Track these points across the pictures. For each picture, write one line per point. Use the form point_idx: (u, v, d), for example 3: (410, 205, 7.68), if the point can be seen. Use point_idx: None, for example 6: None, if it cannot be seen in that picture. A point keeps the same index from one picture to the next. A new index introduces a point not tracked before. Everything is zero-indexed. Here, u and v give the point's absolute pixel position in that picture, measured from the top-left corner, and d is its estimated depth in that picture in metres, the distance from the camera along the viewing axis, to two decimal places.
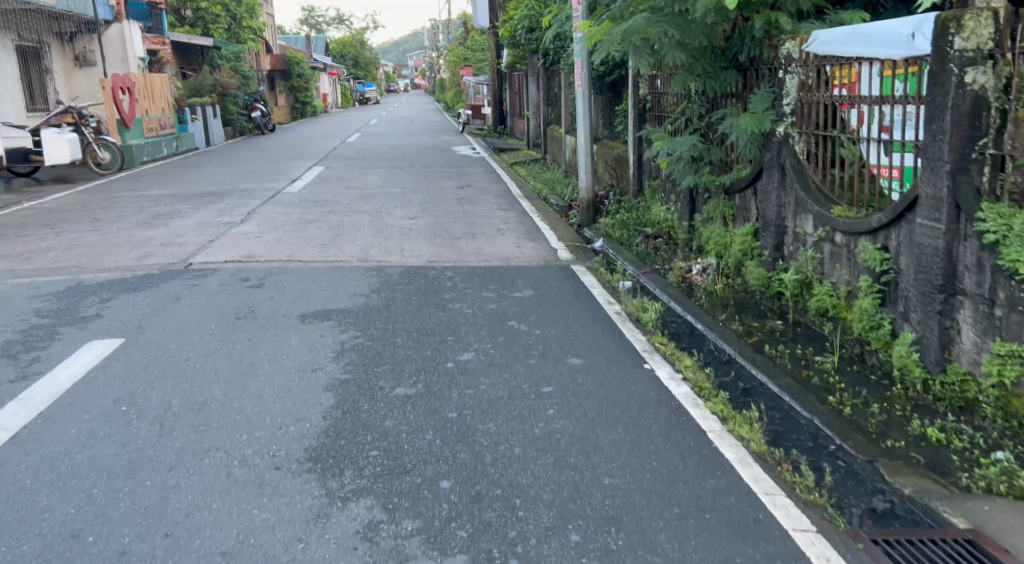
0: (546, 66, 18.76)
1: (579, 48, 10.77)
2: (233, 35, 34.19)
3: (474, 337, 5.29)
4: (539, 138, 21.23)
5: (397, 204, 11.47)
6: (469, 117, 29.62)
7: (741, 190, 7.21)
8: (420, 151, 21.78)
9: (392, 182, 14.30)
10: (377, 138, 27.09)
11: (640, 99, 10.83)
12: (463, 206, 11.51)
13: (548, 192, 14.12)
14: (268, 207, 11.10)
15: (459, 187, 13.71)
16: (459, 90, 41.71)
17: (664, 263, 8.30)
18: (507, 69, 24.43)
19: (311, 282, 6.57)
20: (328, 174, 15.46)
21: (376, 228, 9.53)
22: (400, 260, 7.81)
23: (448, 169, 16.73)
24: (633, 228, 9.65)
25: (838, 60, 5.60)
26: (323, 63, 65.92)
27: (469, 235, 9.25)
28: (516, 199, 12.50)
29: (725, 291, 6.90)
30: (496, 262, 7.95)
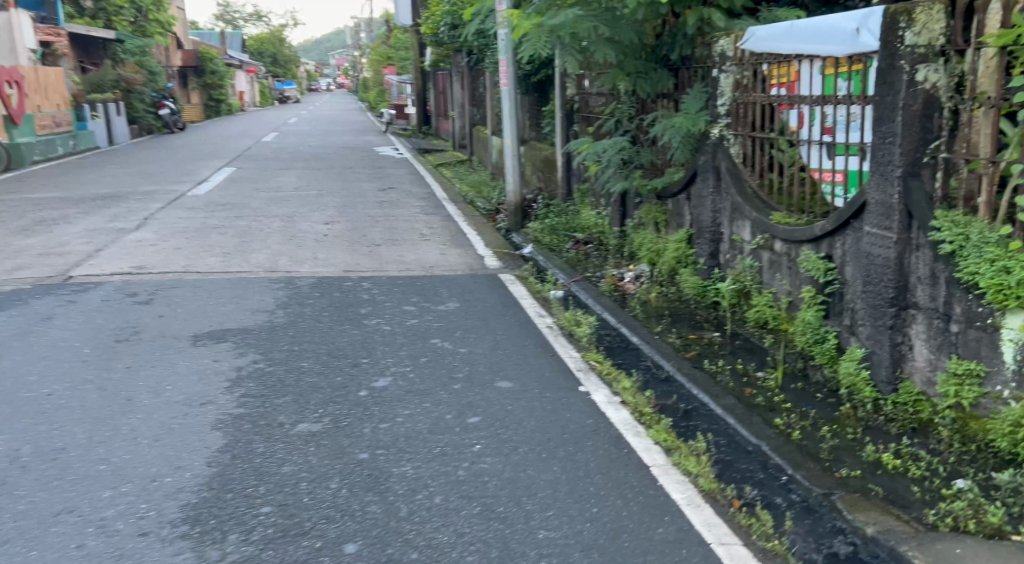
0: (470, 65, 18.35)
1: (503, 45, 10.36)
2: (138, 27, 33.41)
3: (388, 357, 4.89)
4: (464, 139, 20.81)
5: (312, 208, 10.95)
6: (392, 117, 28.99)
7: (674, 195, 6.90)
8: (340, 151, 21.13)
9: (308, 184, 13.72)
10: (295, 138, 26.29)
11: (568, 99, 10.48)
12: (382, 209, 11.07)
13: (474, 194, 13.72)
14: (171, 212, 10.46)
15: (379, 189, 13.20)
16: (383, 90, 41.03)
17: (595, 270, 7.98)
18: (430, 68, 23.95)
19: (209, 297, 6.09)
20: (239, 176, 14.79)
21: (287, 234, 9.01)
22: (311, 269, 7.35)
23: (369, 170, 16.19)
24: (563, 233, 9.35)
25: (775, 58, 5.30)
26: (241, 60, 64.30)
27: (388, 240, 8.82)
28: (440, 202, 12.05)
29: (658, 300, 6.58)
30: (416, 270, 7.54)
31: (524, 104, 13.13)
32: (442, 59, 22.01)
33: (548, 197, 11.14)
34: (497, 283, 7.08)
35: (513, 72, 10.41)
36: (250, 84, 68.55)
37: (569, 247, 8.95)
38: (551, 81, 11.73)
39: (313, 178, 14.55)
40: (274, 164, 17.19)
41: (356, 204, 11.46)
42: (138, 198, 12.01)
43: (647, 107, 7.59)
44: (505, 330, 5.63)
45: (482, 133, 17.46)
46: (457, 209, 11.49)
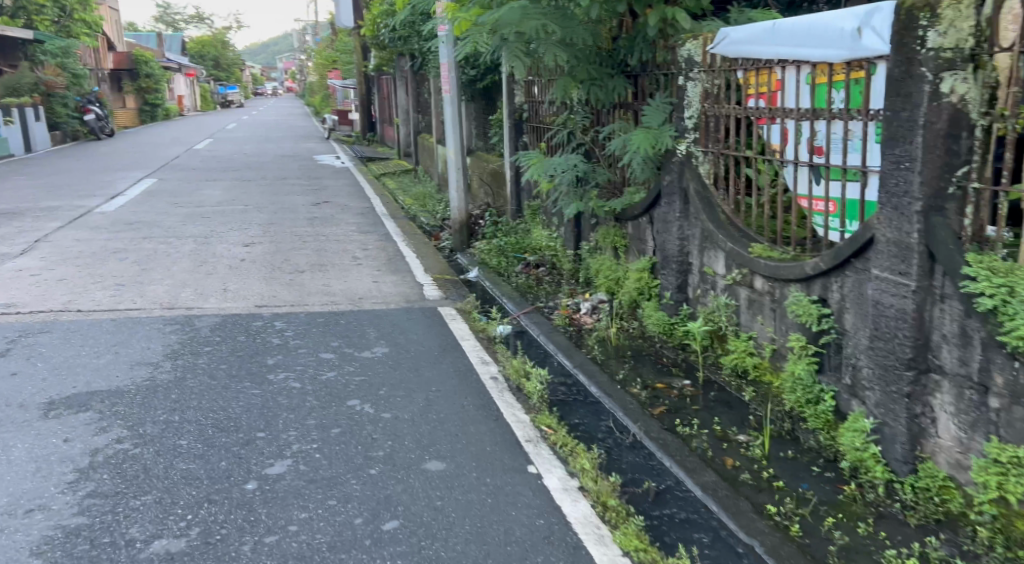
0: (414, 70, 17.44)
1: (445, 47, 9.51)
2: (63, 29, 32.63)
3: (290, 428, 4.11)
4: (409, 147, 19.93)
5: (234, 228, 10.09)
6: (335, 124, 27.99)
7: (635, 218, 6.11)
8: (277, 160, 20.12)
9: (235, 199, 12.81)
10: (231, 145, 25.18)
11: (516, 108, 9.67)
12: (311, 227, 10.25)
13: (418, 208, 12.88)
14: (75, 236, 9.55)
15: (313, 203, 12.29)
16: (328, 94, 39.91)
17: (546, 299, 7.21)
18: (373, 72, 22.97)
19: (80, 351, 5.27)
20: (161, 191, 13.82)
21: (198, 262, 8.17)
22: (217, 305, 6.55)
23: (304, 182, 15.26)
24: (510, 255, 8.59)
25: (753, 64, 4.49)
26: (181, 64, 62.54)
27: (312, 266, 8.01)
28: (379, 218, 11.19)
29: (618, 339, 5.78)
30: (341, 301, 6.75)
31: (470, 112, 12.28)
32: (385, 63, 21.07)
33: (496, 213, 10.33)
34: (430, 316, 6.32)
35: (456, 78, 9.57)
36: (192, 88, 66.70)
37: (518, 272, 8.13)
38: (497, 88, 10.91)
39: (241, 192, 13.64)
40: (202, 176, 16.20)
41: (284, 222, 10.62)
42: (43, 219, 11.05)
43: (603, 117, 6.80)
44: (436, 379, 4.86)
45: (427, 142, 16.62)
46: (398, 226, 10.61)
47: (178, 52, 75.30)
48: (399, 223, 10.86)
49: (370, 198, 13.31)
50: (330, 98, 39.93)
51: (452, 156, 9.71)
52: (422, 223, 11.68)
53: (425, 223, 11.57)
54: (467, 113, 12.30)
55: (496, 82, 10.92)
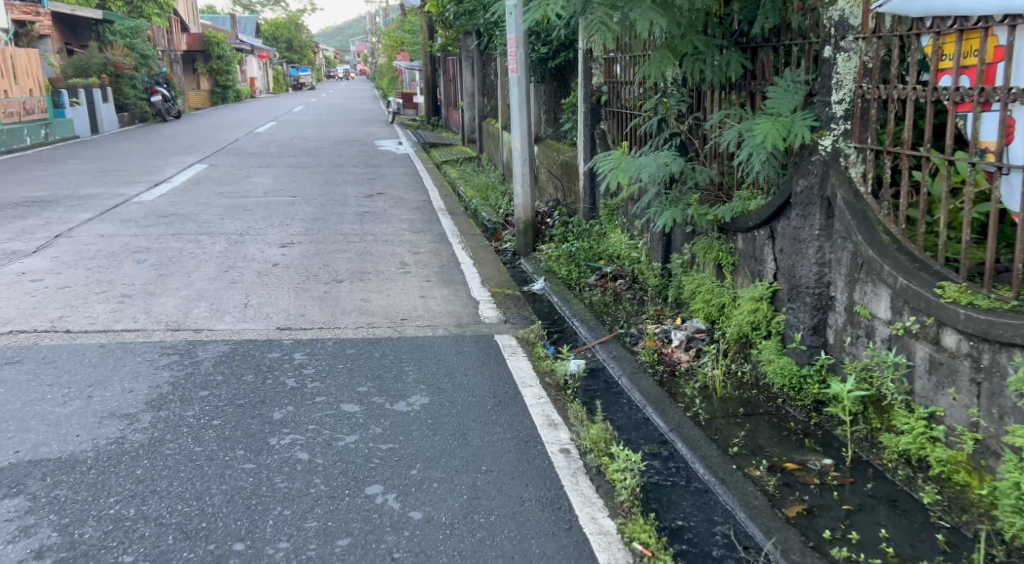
0: (480, 49, 16.25)
1: (514, 20, 8.27)
2: (135, 10, 32.38)
3: (281, 537, 2.95)
4: (475, 133, 18.74)
5: (274, 225, 9.05)
6: (399, 107, 27.01)
7: (748, 230, 4.80)
8: (337, 145, 19.18)
9: (283, 189, 11.82)
10: (292, 129, 24.40)
11: (593, 90, 8.40)
12: (359, 225, 9.15)
13: (480, 202, 11.74)
14: (100, 231, 8.62)
15: (365, 195, 11.23)
16: (394, 77, 39.13)
17: (627, 323, 6.01)
18: (439, 52, 21.88)
19: (44, 391, 4.20)
20: (208, 179, 12.92)
21: (225, 266, 7.12)
22: (232, 326, 5.46)
23: (360, 170, 14.23)
24: (583, 264, 7.43)
25: (955, 24, 3.12)
26: (251, 46, 62.61)
27: (352, 276, 6.90)
28: (436, 213, 10.07)
29: (727, 390, 4.48)
30: (378, 324, 5.60)
31: (539, 96, 11.06)
32: (451, 43, 19.93)
33: (567, 211, 9.11)
34: (484, 348, 5.11)
35: (525, 56, 8.33)
36: (263, 69, 66.73)
37: (593, 289, 6.91)
38: (571, 67, 9.64)
39: (291, 182, 12.64)
40: (255, 163, 15.27)
41: (329, 218, 9.55)
42: (75, 209, 10.18)
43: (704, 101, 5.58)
44: (488, 447, 3.66)
45: (492, 128, 15.42)
46: (455, 223, 9.49)
47: (250, 34, 75.57)
48: (457, 221, 9.72)
49: (429, 189, 12.19)
50: (397, 81, 39.03)
51: (518, 145, 8.49)
52: (483, 222, 10.54)
53: (488, 221, 10.44)
54: (536, 96, 11.05)
55: (570, 60, 9.64)
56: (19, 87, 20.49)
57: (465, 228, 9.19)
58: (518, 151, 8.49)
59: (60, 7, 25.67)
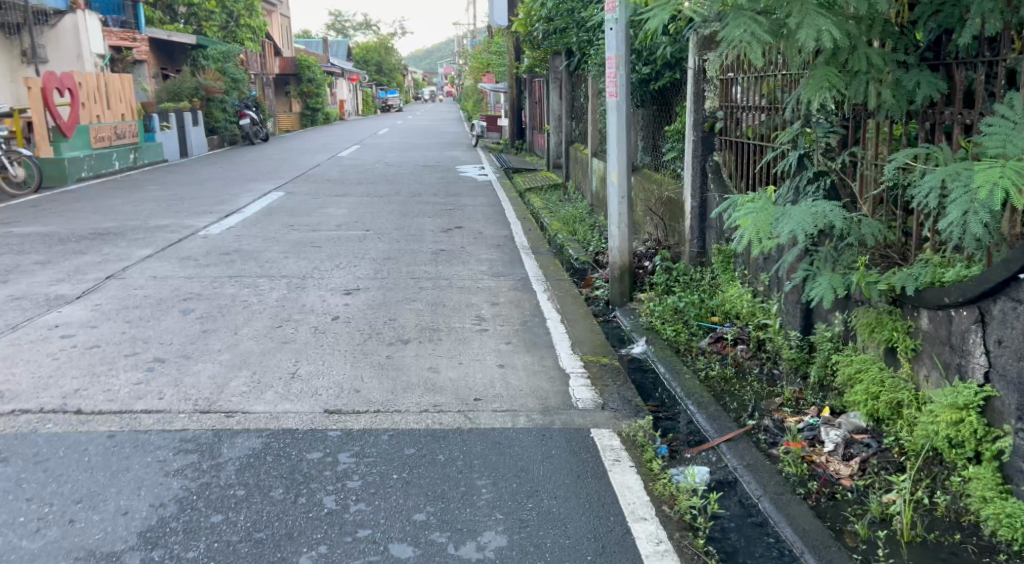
0: (571, 69, 15.27)
1: (614, 36, 7.18)
2: (229, 34, 32.55)
3: None
4: (561, 158, 17.76)
5: (342, 266, 8.14)
6: (483, 130, 26.25)
7: (942, 308, 3.70)
8: (418, 170, 18.44)
9: (357, 222, 10.96)
10: (375, 153, 23.90)
11: (704, 116, 7.30)
12: (435, 267, 8.18)
13: (567, 237, 10.73)
14: (155, 270, 7.83)
15: (443, 230, 10.30)
16: (480, 99, 38.71)
17: (757, 412, 4.90)
18: (526, 73, 21.00)
19: (18, 510, 3.27)
20: (281, 208, 12.19)
21: (279, 320, 6.20)
22: (272, 405, 4.51)
23: (440, 199, 13.37)
24: (696, 325, 6.36)
25: None
26: (342, 69, 63.45)
27: (422, 336, 5.89)
28: (519, 253, 9.06)
29: (915, 532, 3.34)
30: (447, 408, 4.57)
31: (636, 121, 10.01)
32: (539, 63, 19.02)
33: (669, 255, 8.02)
34: (578, 450, 4.04)
35: (627, 77, 7.25)
36: (352, 92, 67.43)
37: (707, 357, 5.79)
38: (676, 88, 8.53)
39: (367, 213, 11.80)
40: (332, 190, 14.53)
41: (402, 258, 8.60)
42: (136, 242, 9.47)
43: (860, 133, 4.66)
44: None
45: (580, 154, 14.38)
46: (539, 265, 8.44)
47: (341, 57, 76.52)
48: (542, 261, 8.67)
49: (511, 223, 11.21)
50: (482, 104, 38.40)
51: (615, 179, 7.37)
52: (571, 261, 9.48)
53: (575, 261, 9.37)
54: (633, 121, 9.97)
55: (674, 81, 8.54)
56: (109, 111, 20.29)
57: (551, 271, 8.14)
58: (616, 188, 7.37)
59: (155, 33, 25.77)
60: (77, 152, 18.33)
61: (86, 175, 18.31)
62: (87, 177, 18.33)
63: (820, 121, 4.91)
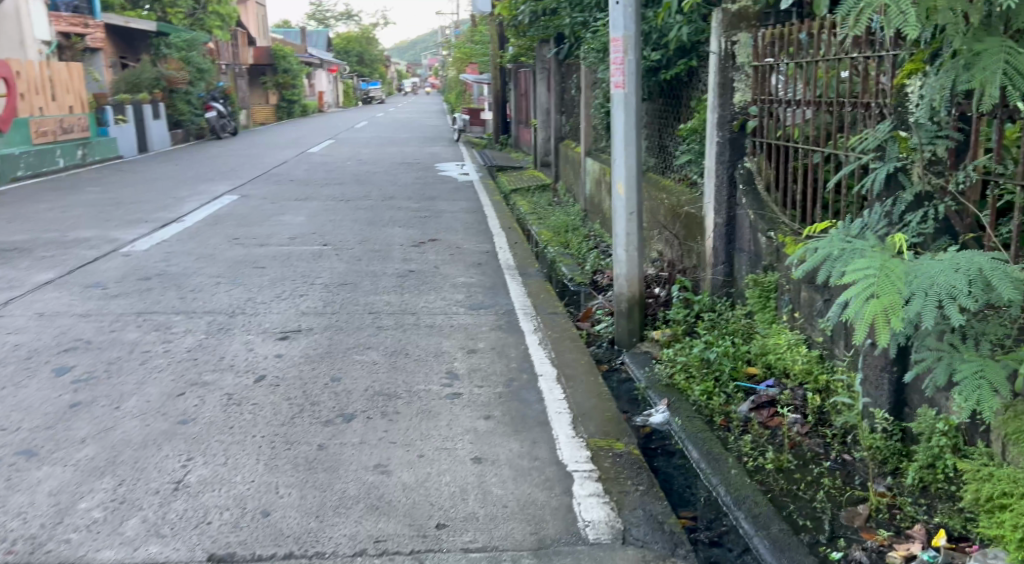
0: (560, 56, 13.78)
1: (620, 12, 5.75)
2: (198, 22, 30.75)
3: None
4: (549, 155, 16.29)
5: (284, 296, 6.63)
6: (466, 124, 24.69)
7: None
8: (392, 169, 16.92)
9: (314, 235, 9.43)
10: (349, 148, 22.32)
11: (732, 113, 5.83)
12: (399, 298, 6.69)
13: (559, 250, 9.36)
14: (48, 305, 6.29)
15: (413, 245, 8.82)
16: (463, 90, 37.20)
17: (840, 535, 3.45)
18: (510, 62, 19.49)
19: None
20: (229, 216, 10.66)
21: (183, 383, 4.70)
22: (130, 549, 3.02)
23: (413, 205, 11.87)
24: (731, 383, 4.90)
25: None
26: (322, 60, 61.71)
27: (372, 408, 4.41)
28: (504, 274, 7.59)
29: None
30: (394, 548, 3.11)
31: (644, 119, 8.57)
32: (525, 51, 17.53)
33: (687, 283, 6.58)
34: None
35: (636, 64, 5.78)
36: (332, 84, 65.67)
37: (754, 433, 4.34)
38: (690, 78, 7.07)
39: (328, 223, 10.27)
40: (293, 194, 12.95)
41: (360, 285, 7.10)
42: (43, 263, 7.91)
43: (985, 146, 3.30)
44: None
45: (573, 153, 12.91)
46: (528, 292, 6.97)
47: (321, 48, 74.47)
48: (531, 286, 7.20)
49: (494, 235, 9.72)
50: (466, 96, 36.82)
51: (621, 191, 5.91)
52: (565, 282, 8.04)
53: (568, 281, 7.97)
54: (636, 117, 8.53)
55: (688, 70, 7.08)
56: (53, 104, 18.64)
57: (542, 302, 6.67)
58: (622, 202, 5.92)
59: (113, 19, 24.04)
60: (14, 149, 16.63)
61: (24, 173, 16.61)
62: (25, 176, 16.63)
63: (925, 120, 3.50)
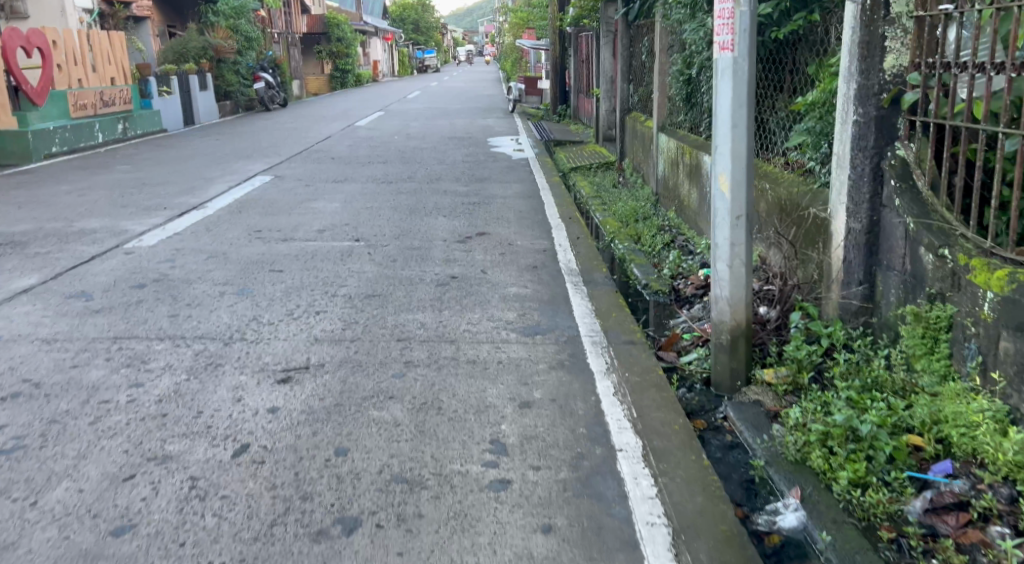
0: (630, 19, 12.32)
1: None
2: None
3: None
4: (613, 130, 14.88)
5: (298, 313, 5.39)
6: (521, 94, 23.33)
7: None
8: (442, 145, 15.66)
9: (348, 228, 8.18)
10: (399, 121, 21.12)
11: (881, 83, 4.45)
12: (437, 320, 5.38)
13: (630, 245, 8.26)
14: (11, 323, 5.12)
15: (459, 244, 7.55)
16: (518, 59, 35.83)
17: None
18: (571, 27, 18.03)
19: None
20: (257, 202, 9.48)
21: (138, 454, 3.46)
22: None
23: (462, 190, 10.60)
24: (892, 468, 3.52)
25: None
26: (377, 29, 60.58)
27: (384, 509, 3.13)
28: (566, 284, 6.33)
29: None
30: None
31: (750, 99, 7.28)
32: (588, 13, 15.99)
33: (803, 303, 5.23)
34: None
35: (750, 20, 4.41)
36: (387, 52, 64.58)
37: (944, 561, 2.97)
38: (810, 45, 5.79)
39: (365, 213, 9.01)
40: (332, 175, 11.71)
41: (391, 300, 5.81)
42: (30, 261, 6.77)
43: None
44: None
45: (643, 128, 11.46)
46: (596, 311, 5.67)
47: (377, 16, 73.18)
48: (600, 302, 5.88)
49: (554, 228, 8.37)
50: (521, 65, 35.42)
51: (725, 188, 4.56)
52: (639, 289, 6.91)
53: (642, 287, 6.91)
54: None
55: (808, 33, 5.79)
56: (95, 75, 17.62)
57: (615, 325, 5.36)
58: (726, 203, 4.56)
59: None
60: (48, 122, 15.66)
61: (59, 149, 15.61)
62: (61, 151, 15.67)
63: None
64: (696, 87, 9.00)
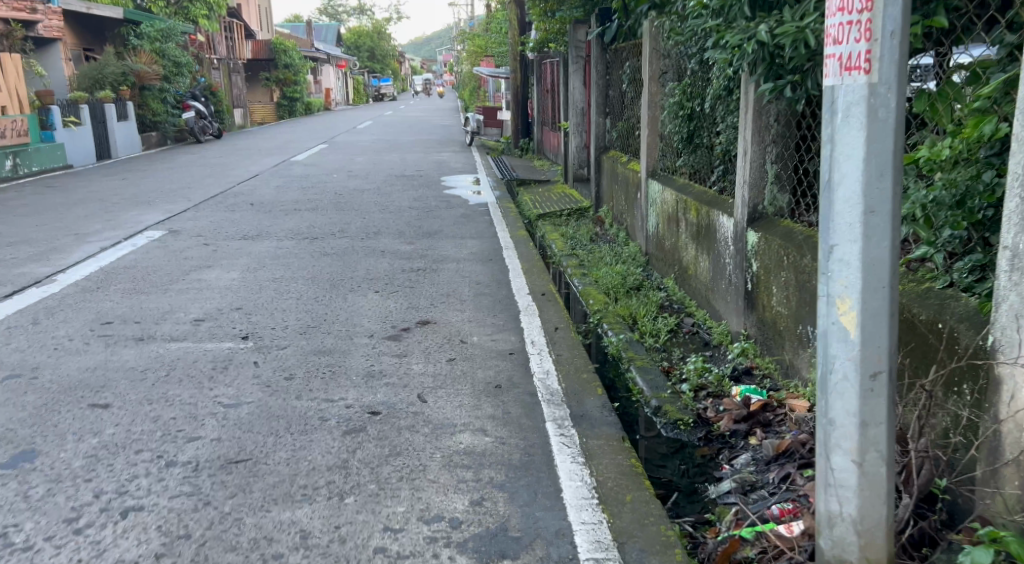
0: (606, 40, 10.35)
1: None
2: (182, 11, 27.27)
3: None
4: (585, 168, 12.87)
5: (86, 521, 3.15)
6: (480, 125, 21.30)
7: None
8: (388, 186, 13.49)
9: (235, 318, 5.93)
10: (343, 156, 18.93)
11: None
12: (329, 527, 3.17)
13: (626, 334, 6.16)
14: None
15: (391, 346, 5.37)
16: (478, 86, 33.97)
17: None
18: (535, 52, 16.05)
19: None
20: (128, 274, 7.22)
21: None
22: None
23: (405, 250, 8.44)
24: None
25: None
26: (331, 57, 58.46)
27: None
28: (547, 424, 4.19)
29: None
30: None
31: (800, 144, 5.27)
32: (553, 36, 13.90)
33: (944, 492, 3.18)
34: None
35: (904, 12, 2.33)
36: (341, 81, 62.57)
37: None
38: (926, 70, 3.80)
39: (269, 290, 6.77)
40: (242, 229, 9.44)
41: (262, 474, 3.58)
42: None
43: None
44: None
45: (627, 171, 9.39)
46: (599, 490, 3.52)
47: (331, 44, 70.88)
48: (603, 468, 3.73)
49: (522, 312, 6.20)
50: (481, 93, 33.55)
51: (850, 324, 2.48)
52: (649, 416, 4.81)
53: (652, 411, 4.81)
54: (760, 124, 5.46)
55: (922, 51, 3.81)
56: None
57: (634, 530, 3.21)
58: (851, 352, 2.48)
59: (73, 5, 20.77)
60: None
61: None
62: None
63: None
64: (703, 124, 6.98)
